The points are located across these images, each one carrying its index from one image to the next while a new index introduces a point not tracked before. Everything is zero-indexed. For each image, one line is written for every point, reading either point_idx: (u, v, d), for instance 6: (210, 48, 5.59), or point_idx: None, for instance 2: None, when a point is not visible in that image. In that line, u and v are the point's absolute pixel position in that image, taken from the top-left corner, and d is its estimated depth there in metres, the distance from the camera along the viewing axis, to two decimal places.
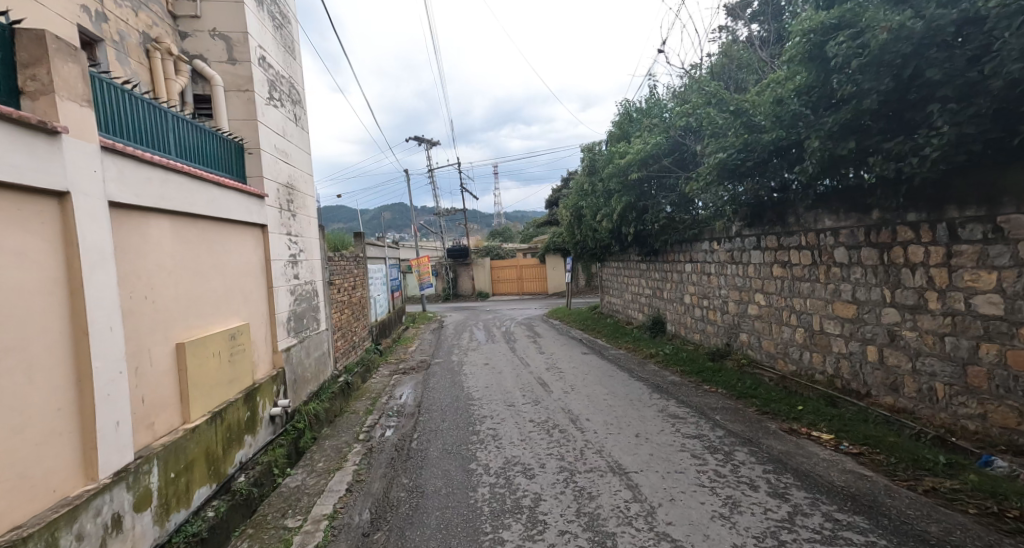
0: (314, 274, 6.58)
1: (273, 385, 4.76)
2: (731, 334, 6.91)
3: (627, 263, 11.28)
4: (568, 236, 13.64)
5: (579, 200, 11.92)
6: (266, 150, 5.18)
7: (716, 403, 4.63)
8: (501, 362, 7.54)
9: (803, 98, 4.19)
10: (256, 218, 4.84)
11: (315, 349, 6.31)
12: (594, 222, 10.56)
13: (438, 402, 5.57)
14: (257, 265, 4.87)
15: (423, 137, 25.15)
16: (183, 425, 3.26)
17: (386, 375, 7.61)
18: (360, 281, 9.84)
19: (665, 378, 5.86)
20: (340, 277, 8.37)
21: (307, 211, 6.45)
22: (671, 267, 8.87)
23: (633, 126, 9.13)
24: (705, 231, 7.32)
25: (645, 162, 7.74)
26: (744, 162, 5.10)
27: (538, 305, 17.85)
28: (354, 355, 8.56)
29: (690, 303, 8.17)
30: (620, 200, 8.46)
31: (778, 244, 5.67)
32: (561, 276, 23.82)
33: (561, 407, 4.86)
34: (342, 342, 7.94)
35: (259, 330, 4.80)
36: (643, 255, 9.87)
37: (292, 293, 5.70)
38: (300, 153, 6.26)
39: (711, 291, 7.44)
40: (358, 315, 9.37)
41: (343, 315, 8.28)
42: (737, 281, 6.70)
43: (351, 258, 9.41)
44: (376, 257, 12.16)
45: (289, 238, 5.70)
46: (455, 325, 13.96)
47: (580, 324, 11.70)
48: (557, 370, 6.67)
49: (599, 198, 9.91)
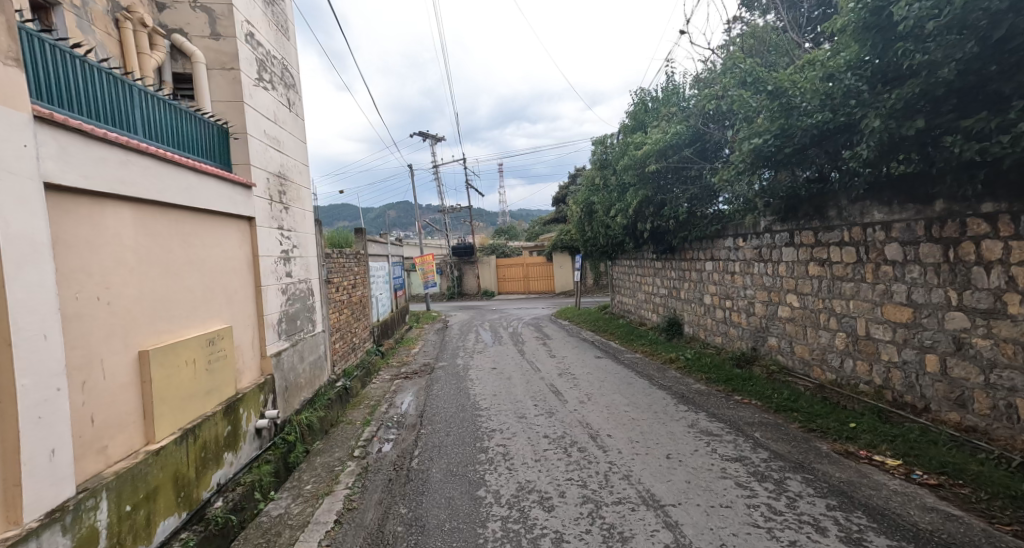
0: (309, 272, 6.13)
1: (259, 394, 4.31)
2: (758, 338, 6.41)
3: (641, 261, 10.78)
4: (577, 233, 13.14)
5: (589, 196, 11.42)
6: (254, 135, 4.74)
7: (753, 418, 4.13)
8: (510, 366, 7.08)
9: (857, 73, 3.71)
10: (242, 210, 4.39)
11: (310, 352, 5.86)
12: (606, 218, 10.07)
13: (442, 412, 5.11)
14: (243, 261, 4.41)
15: (428, 132, 24.75)
16: (146, 447, 2.80)
17: (386, 380, 7.16)
18: (361, 280, 9.39)
19: (690, 386, 5.38)
20: (339, 275, 7.93)
21: (302, 204, 6.01)
22: (689, 265, 8.36)
23: (649, 117, 8.65)
24: (730, 227, 6.82)
25: (664, 152, 7.27)
26: (781, 148, 4.61)
27: (545, 305, 17.38)
28: (354, 358, 8.11)
29: (711, 303, 7.66)
30: (636, 194, 7.97)
31: (814, 240, 5.18)
32: (568, 275, 23.33)
33: (580, 421, 4.37)
34: (340, 344, 7.50)
35: (245, 333, 4.35)
36: (659, 253, 9.37)
37: (283, 292, 5.25)
38: (293, 141, 5.82)
39: (736, 291, 6.93)
40: (359, 315, 8.93)
41: (342, 315, 7.84)
42: (765, 280, 6.19)
43: (352, 255, 8.97)
44: (378, 254, 11.72)
45: (280, 232, 5.26)
46: (461, 325, 13.51)
47: (591, 325, 11.21)
48: (571, 376, 6.19)
49: (612, 193, 9.42)
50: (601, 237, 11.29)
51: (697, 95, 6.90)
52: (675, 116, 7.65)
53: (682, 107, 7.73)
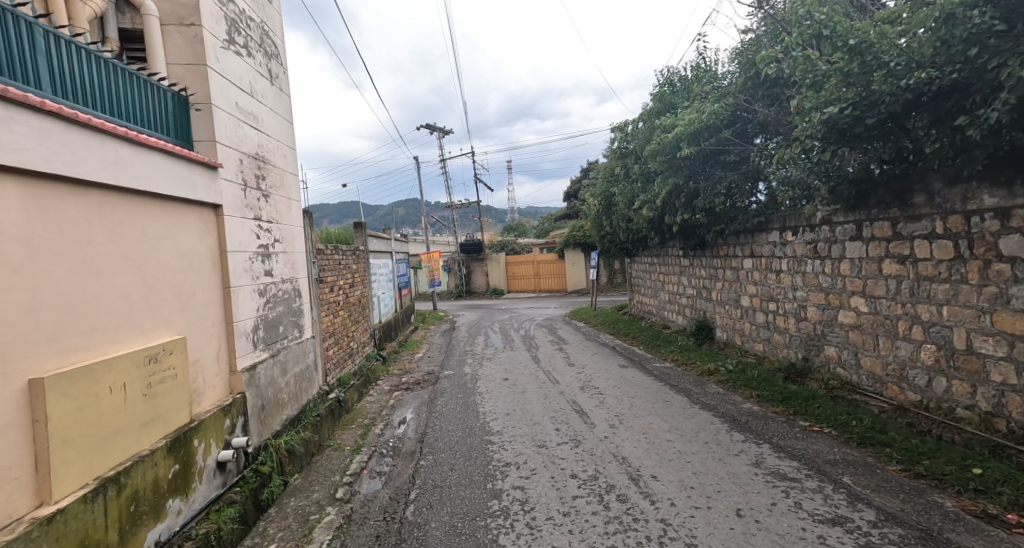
0: (295, 270, 5.37)
1: (224, 419, 3.56)
2: (812, 347, 5.55)
3: (665, 258, 9.95)
4: (593, 229, 12.32)
5: (607, 188, 10.60)
6: (222, 107, 3.99)
7: (833, 454, 3.30)
8: (524, 377, 6.31)
9: (983, 12, 2.87)
10: (204, 195, 3.63)
11: (295, 363, 5.11)
12: (627, 211, 9.23)
13: (446, 437, 4.34)
14: (205, 258, 3.66)
15: (434, 125, 23.97)
16: (37, 511, 2.05)
17: (386, 392, 6.39)
18: (360, 279, 8.66)
19: (739, 406, 4.55)
20: (335, 274, 7.18)
21: (285, 192, 5.26)
22: (724, 263, 7.57)
23: (679, 98, 7.80)
24: (776, 218, 6.04)
25: (697, 135, 6.52)
26: (861, 119, 3.77)
27: (558, 304, 16.56)
28: (351, 366, 7.37)
29: (751, 305, 6.84)
30: (666, 183, 7.14)
31: (890, 232, 4.32)
32: (581, 273, 22.44)
33: (614, 455, 3.56)
34: (334, 351, 6.74)
35: (207, 346, 3.59)
36: (687, 249, 8.53)
37: (261, 294, 4.49)
38: (275, 119, 5.07)
39: (782, 292, 6.08)
40: (358, 317, 8.19)
41: (337, 318, 7.09)
42: (821, 280, 5.34)
43: (350, 252, 8.23)
44: (381, 250, 10.97)
45: (257, 223, 4.50)
46: (469, 326, 12.73)
47: (610, 326, 10.45)
48: (597, 391, 5.38)
49: (637, 183, 8.61)
50: (620, 233, 10.47)
51: (738, 68, 6.07)
52: (711, 95, 6.80)
53: (719, 85, 6.89)
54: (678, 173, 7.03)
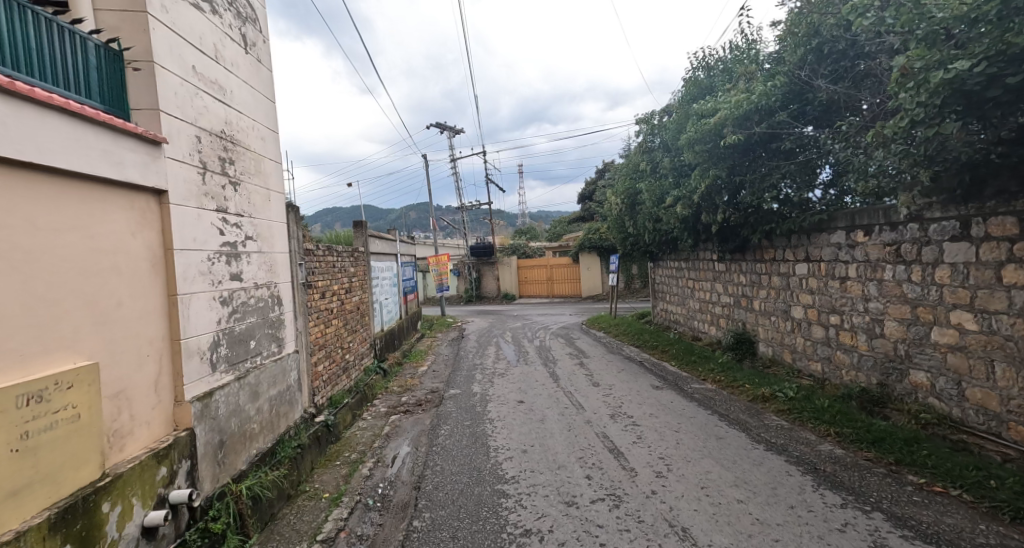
0: (273, 274, 4.56)
1: (158, 468, 2.72)
2: (892, 371, 4.60)
3: (697, 262, 9.04)
4: (614, 231, 11.44)
5: (631, 186, 9.73)
6: (173, 70, 3.18)
7: (981, 535, 2.37)
8: (542, 400, 5.45)
9: None
10: (139, 177, 2.81)
11: (271, 386, 4.28)
12: (656, 210, 8.35)
13: (449, 483, 3.48)
14: (139, 257, 2.83)
15: (445, 124, 23.24)
16: None
17: (382, 415, 5.55)
18: (359, 284, 7.86)
19: (816, 449, 3.62)
20: (328, 278, 6.39)
21: (264, 181, 4.45)
22: (771, 268, 6.65)
23: (718, 82, 6.93)
24: (843, 215, 5.14)
25: (745, 119, 5.70)
26: (997, 79, 2.86)
27: (573, 311, 15.66)
28: (346, 382, 6.56)
29: (806, 318, 5.94)
30: (706, 177, 6.25)
31: (1015, 230, 3.38)
32: (596, 277, 21.49)
33: (670, 526, 2.66)
34: (325, 366, 5.92)
35: (139, 372, 2.76)
36: (724, 252, 7.63)
37: (225, 303, 3.68)
38: (250, 94, 4.27)
39: (850, 303, 5.16)
40: (355, 326, 7.40)
41: (330, 328, 6.29)
42: (906, 290, 4.41)
43: (348, 254, 7.44)
44: (385, 252, 10.21)
45: (220, 217, 3.68)
46: (480, 334, 11.89)
47: (633, 338, 9.53)
48: (632, 423, 4.48)
49: (668, 179, 7.73)
50: (646, 234, 9.58)
51: (798, 39, 5.19)
52: (760, 75, 5.91)
53: (769, 63, 6.00)
54: (721, 165, 6.14)
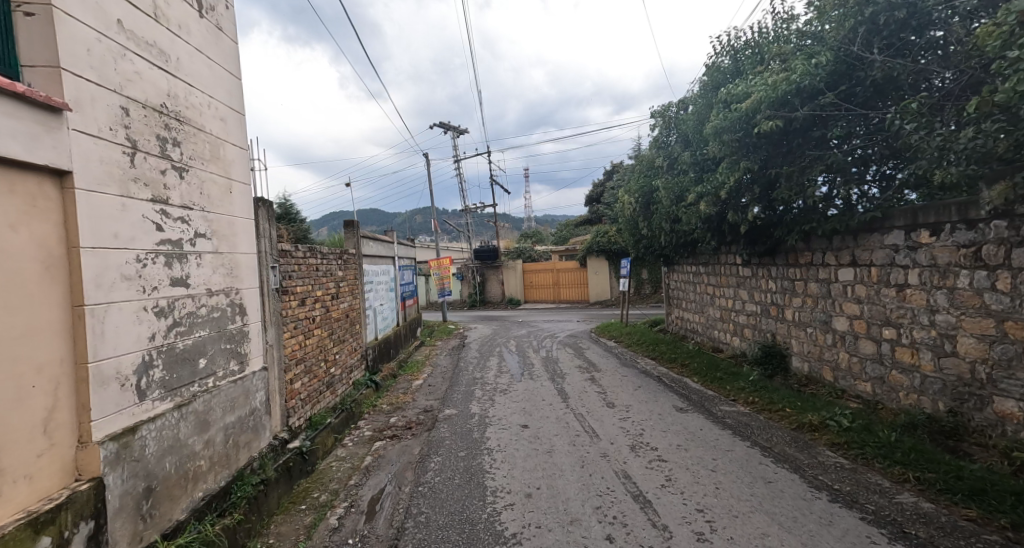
0: (235, 279, 3.89)
1: (37, 541, 2.03)
2: (968, 398, 3.86)
3: (719, 266, 8.31)
4: (626, 233, 10.73)
5: (645, 184, 9.03)
6: (87, 21, 2.51)
7: None
8: (550, 425, 4.74)
9: None
10: (26, 154, 2.15)
11: (227, 413, 3.60)
12: (674, 209, 7.64)
13: (434, 542, 2.79)
14: (23, 256, 2.15)
15: (448, 125, 22.65)
16: None
17: (366, 440, 4.86)
18: (348, 289, 7.19)
19: (895, 500, 2.88)
20: (310, 283, 5.72)
21: (224, 170, 3.78)
22: (808, 273, 5.92)
23: (747, 65, 6.24)
24: (902, 212, 4.41)
25: (783, 103, 5.01)
26: None
27: (581, 318, 14.94)
28: (328, 399, 5.88)
29: (853, 330, 5.20)
30: (737, 170, 5.55)
31: None
32: (605, 282, 20.72)
33: None
34: (303, 382, 5.25)
35: (19, 409, 2.09)
36: (752, 255, 6.91)
37: (163, 314, 3.00)
38: (206, 66, 3.61)
39: (911, 315, 4.43)
40: (342, 336, 6.73)
41: (311, 339, 5.62)
42: (988, 301, 3.68)
43: (336, 256, 6.79)
44: (380, 255, 9.56)
45: (158, 209, 3.00)
46: (482, 343, 11.19)
47: (648, 348, 8.79)
48: (658, 458, 3.76)
49: (689, 175, 7.05)
50: (662, 236, 8.87)
51: (848, 7, 4.48)
52: (797, 55, 5.23)
53: (807, 42, 5.31)
54: (752, 156, 5.45)
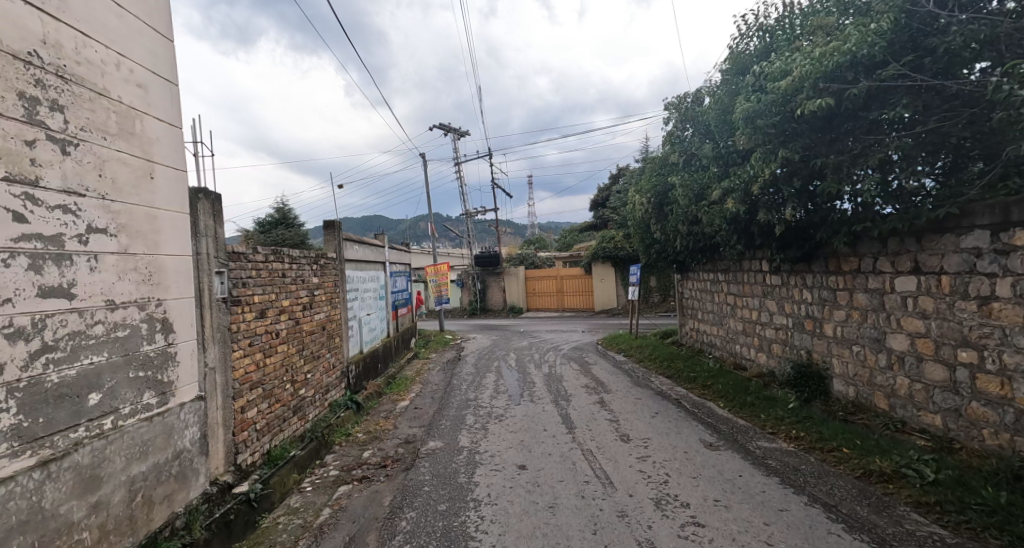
0: (155, 289, 3.08)
1: None
2: None
3: (743, 273, 7.49)
4: (636, 238, 9.92)
5: (658, 183, 8.23)
6: None
7: None
8: (553, 466, 3.90)
9: None
10: None
11: (135, 460, 2.79)
12: (694, 208, 6.84)
13: None
14: None
15: (448, 126, 21.92)
16: None
17: (329, 482, 4.03)
18: (325, 298, 6.40)
19: None
20: (273, 292, 4.92)
21: (140, 148, 2.97)
22: (855, 283, 5.08)
23: (780, 43, 5.45)
24: (987, 208, 3.58)
25: (832, 79, 4.20)
26: None
27: (586, 328, 14.09)
28: (294, 427, 5.07)
29: (915, 351, 4.36)
30: (772, 161, 4.74)
31: None
32: (611, 289, 19.90)
33: None
34: (260, 409, 4.44)
35: None
36: (784, 261, 6.09)
37: (23, 336, 2.19)
38: (116, 16, 2.84)
39: (1000, 335, 3.58)
40: (314, 351, 5.92)
41: (273, 357, 4.81)
42: None
43: (310, 260, 6.00)
44: (368, 260, 8.77)
45: (18, 193, 2.21)
46: (480, 355, 10.37)
47: (662, 364, 7.95)
48: (692, 520, 2.92)
49: (711, 171, 6.25)
50: (678, 240, 8.05)
51: None
52: (846, 24, 4.43)
53: (857, 11, 4.52)
54: (791, 145, 4.64)
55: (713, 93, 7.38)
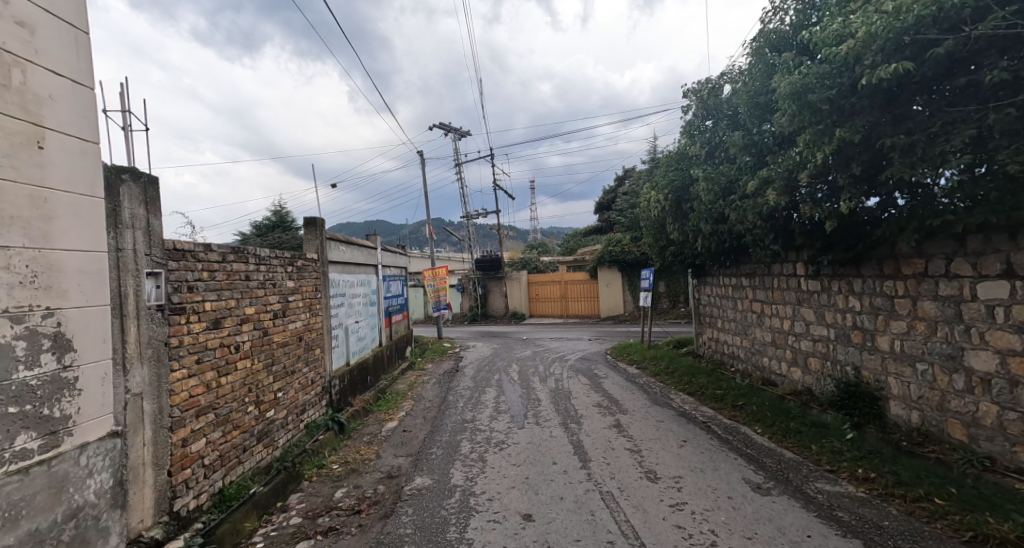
0: (44, 295, 2.31)
1: None
2: None
3: (773, 277, 6.71)
4: (649, 240, 9.17)
5: (676, 178, 7.48)
6: None
7: None
8: (568, 518, 3.11)
9: None
10: None
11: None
12: (720, 204, 6.08)
13: None
14: None
15: (449, 126, 21.24)
16: None
17: (287, 537, 3.25)
18: (302, 305, 5.64)
19: None
20: (232, 298, 4.16)
21: (20, 107, 2.23)
22: (921, 288, 4.30)
23: (826, 10, 4.70)
24: None
25: (907, 39, 3.44)
26: None
27: (592, 335, 13.31)
28: (256, 457, 4.29)
29: (1009, 373, 3.56)
30: (827, 142, 3.98)
31: None
32: (616, 295, 19.13)
33: None
34: (211, 439, 3.69)
35: None
36: (826, 263, 5.31)
37: None
38: None
39: None
40: (287, 366, 5.15)
41: (231, 375, 4.05)
42: None
43: (284, 261, 5.24)
44: (358, 262, 8.02)
45: None
46: (479, 366, 9.59)
47: (681, 379, 7.15)
48: None
49: (743, 160, 5.48)
50: (698, 241, 7.28)
51: None
52: None
53: None
54: (850, 123, 3.88)
55: (739, 77, 6.63)
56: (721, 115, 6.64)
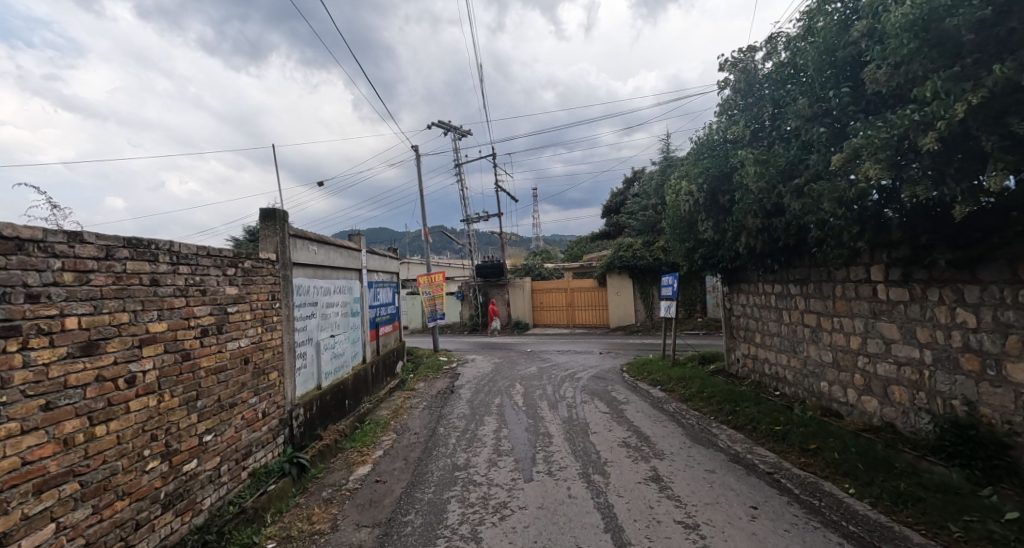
0: None
1: None
2: None
3: (838, 284, 5.46)
4: (674, 242, 7.94)
5: (713, 166, 6.26)
6: None
7: None
8: None
9: None
10: None
11: None
12: (777, 191, 4.85)
13: None
14: None
15: (448, 125, 20.13)
16: None
17: None
18: (249, 317, 4.41)
19: None
20: (125, 309, 2.94)
21: None
22: None
23: None
24: None
25: None
26: None
27: (603, 349, 12.06)
28: (158, 534, 3.06)
29: None
30: (971, 88, 2.77)
31: None
32: (627, 303, 17.88)
33: None
34: (69, 524, 2.47)
35: None
36: (927, 264, 4.06)
37: None
38: None
39: None
40: (223, 398, 3.92)
41: (117, 422, 2.83)
42: None
43: (221, 261, 4.03)
44: (336, 265, 6.80)
45: None
46: (479, 386, 8.35)
47: (721, 408, 5.88)
48: None
49: (813, 133, 4.28)
50: (741, 240, 6.04)
51: None
52: None
53: None
54: (1009, 59, 2.67)
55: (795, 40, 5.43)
56: (773, 85, 5.44)
